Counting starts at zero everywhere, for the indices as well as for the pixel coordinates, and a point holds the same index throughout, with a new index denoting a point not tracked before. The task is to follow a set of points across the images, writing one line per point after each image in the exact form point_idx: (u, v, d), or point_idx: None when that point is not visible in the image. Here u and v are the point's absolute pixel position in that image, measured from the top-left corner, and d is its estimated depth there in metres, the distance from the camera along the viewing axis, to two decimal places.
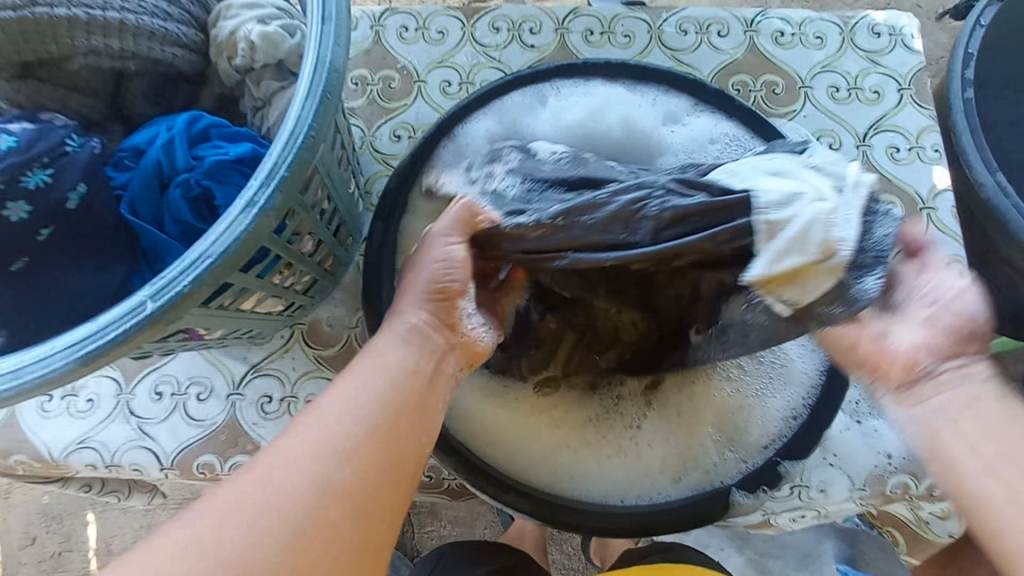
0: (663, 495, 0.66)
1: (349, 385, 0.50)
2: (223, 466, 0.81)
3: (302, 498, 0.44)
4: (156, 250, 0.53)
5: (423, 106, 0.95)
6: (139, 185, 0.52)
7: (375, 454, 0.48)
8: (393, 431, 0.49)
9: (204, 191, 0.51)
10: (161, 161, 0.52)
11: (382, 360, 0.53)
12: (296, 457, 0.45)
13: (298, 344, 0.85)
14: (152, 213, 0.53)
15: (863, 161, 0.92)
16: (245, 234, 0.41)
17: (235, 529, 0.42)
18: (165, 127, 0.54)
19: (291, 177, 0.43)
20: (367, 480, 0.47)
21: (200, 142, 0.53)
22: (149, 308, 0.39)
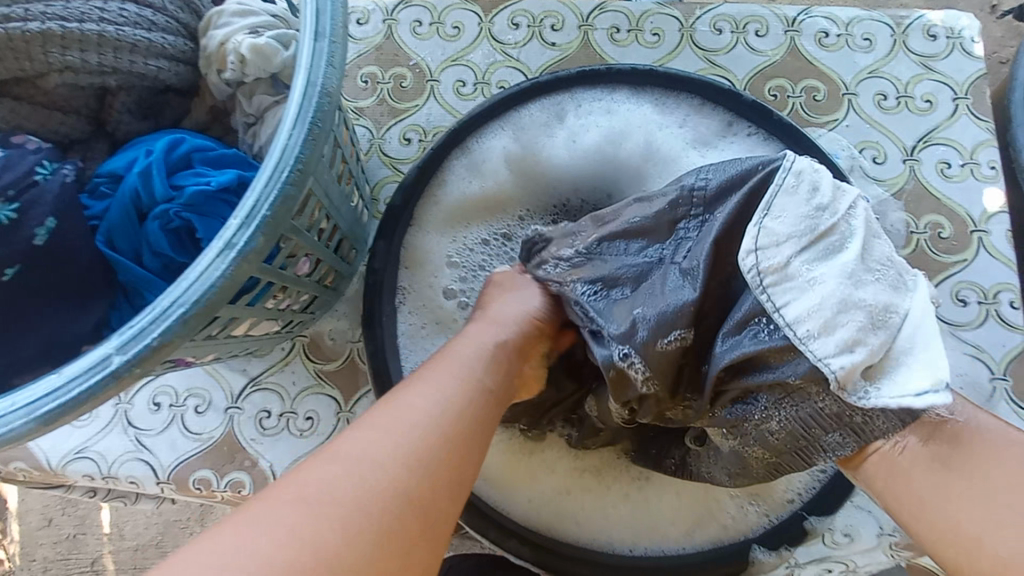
0: (675, 544, 0.62)
1: (417, 391, 0.46)
2: (219, 483, 0.78)
3: (364, 501, 0.39)
4: (136, 285, 0.49)
5: (436, 107, 0.89)
6: (116, 215, 0.49)
7: (427, 457, 0.42)
8: (451, 436, 0.44)
9: (185, 223, 0.47)
10: (138, 190, 0.48)
11: (442, 369, 0.48)
12: (347, 459, 0.41)
13: (298, 357, 0.82)
14: (130, 244, 0.49)
15: (910, 176, 0.85)
16: (221, 280, 0.37)
17: (290, 526, 0.37)
18: (144, 151, 0.50)
19: (274, 216, 0.39)
20: (415, 487, 0.41)
21: (181, 169, 0.49)
22: (115, 362, 0.35)
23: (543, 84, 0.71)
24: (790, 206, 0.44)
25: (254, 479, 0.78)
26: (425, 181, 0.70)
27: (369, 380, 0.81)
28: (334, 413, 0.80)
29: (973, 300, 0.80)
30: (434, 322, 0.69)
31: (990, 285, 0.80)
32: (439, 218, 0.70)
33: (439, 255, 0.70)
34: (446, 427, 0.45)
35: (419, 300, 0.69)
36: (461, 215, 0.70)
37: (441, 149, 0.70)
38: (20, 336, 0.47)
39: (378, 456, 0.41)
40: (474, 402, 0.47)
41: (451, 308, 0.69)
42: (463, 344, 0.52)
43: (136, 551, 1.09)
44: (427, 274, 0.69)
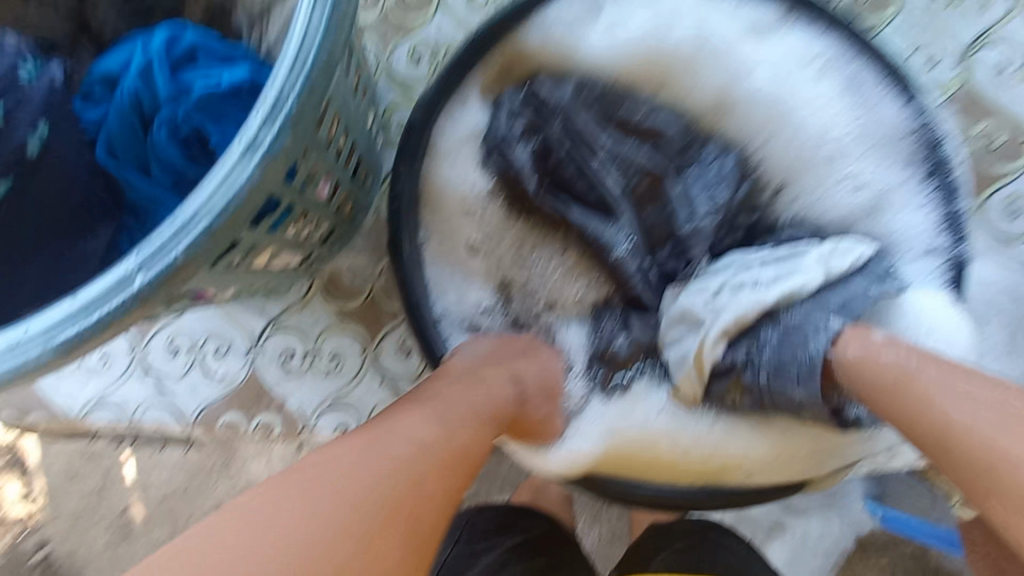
0: (728, 480, 0.61)
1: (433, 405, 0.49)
2: (248, 425, 0.77)
3: (379, 482, 0.40)
4: (148, 206, 0.45)
5: (445, 20, 0.81)
6: (116, 124, 0.44)
7: (413, 461, 0.42)
8: (440, 445, 0.45)
9: (194, 129, 0.42)
10: (138, 92, 0.43)
11: (460, 394, 0.50)
12: (336, 460, 0.41)
13: (317, 297, 0.78)
14: (136, 160, 0.45)
15: (964, 82, 0.78)
16: (247, 187, 0.32)
17: (299, 507, 0.37)
18: (139, 46, 0.44)
19: (299, 112, 0.33)
20: (403, 486, 0.41)
21: (184, 66, 0.44)
22: (138, 283, 0.31)
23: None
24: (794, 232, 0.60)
25: (284, 420, 0.77)
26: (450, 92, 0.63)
27: (392, 317, 0.78)
28: (359, 352, 0.77)
29: None
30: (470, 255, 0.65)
31: None
32: (462, 139, 0.64)
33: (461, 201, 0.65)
34: (456, 442, 0.46)
35: (449, 232, 0.65)
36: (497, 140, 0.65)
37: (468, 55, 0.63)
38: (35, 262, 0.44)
39: (369, 464, 0.41)
40: (484, 425, 0.49)
41: (479, 263, 0.65)
42: (494, 373, 0.55)
43: None
44: (449, 211, 0.64)
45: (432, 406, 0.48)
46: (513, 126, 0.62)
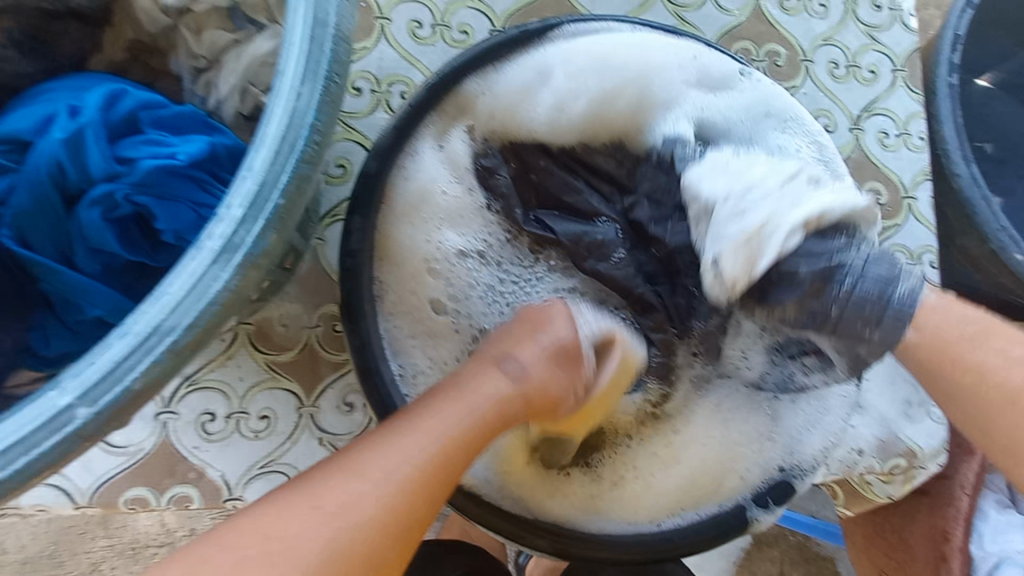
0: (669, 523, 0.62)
1: (431, 416, 0.47)
2: (159, 501, 0.67)
3: (359, 514, 0.41)
4: (66, 298, 0.42)
5: (389, 51, 0.77)
6: (28, 202, 0.41)
7: (392, 494, 0.42)
8: (431, 466, 0.45)
9: (137, 210, 0.41)
10: (61, 162, 0.41)
11: (482, 376, 0.51)
12: (351, 468, 0.43)
13: (244, 349, 0.70)
14: (53, 240, 0.42)
15: (855, 146, 0.89)
16: (223, 295, 0.28)
17: (282, 532, 0.40)
18: (67, 107, 0.42)
19: (285, 205, 0.29)
20: (408, 494, 0.43)
21: (123, 136, 0.43)
22: (81, 418, 0.26)
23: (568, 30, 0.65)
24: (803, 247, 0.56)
25: (204, 492, 0.67)
26: (404, 141, 0.61)
27: (332, 369, 0.72)
28: (294, 408, 0.70)
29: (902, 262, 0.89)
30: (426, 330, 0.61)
31: (915, 247, 0.89)
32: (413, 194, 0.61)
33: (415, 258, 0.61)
34: (465, 428, 0.48)
35: (400, 293, 0.60)
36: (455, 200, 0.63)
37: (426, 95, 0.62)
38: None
39: (375, 472, 0.43)
40: (500, 405, 0.50)
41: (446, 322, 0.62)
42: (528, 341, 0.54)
43: None
44: (401, 266, 0.61)
45: (453, 402, 0.48)
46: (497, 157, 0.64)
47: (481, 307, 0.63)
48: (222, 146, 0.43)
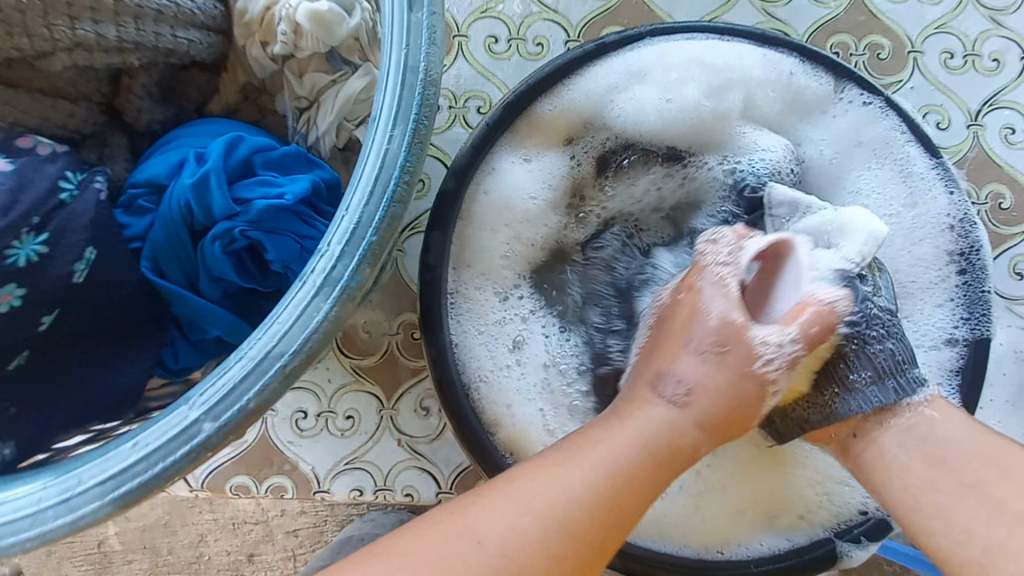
0: (731, 550, 0.58)
1: (600, 448, 0.45)
2: (258, 488, 0.74)
3: (552, 542, 0.40)
4: (194, 320, 0.46)
5: (466, 67, 0.80)
6: (161, 233, 0.44)
7: (582, 521, 0.42)
8: (609, 496, 0.43)
9: (252, 243, 0.44)
10: (191, 203, 0.43)
11: (645, 406, 0.49)
12: (554, 475, 0.43)
13: (332, 353, 0.76)
14: (183, 270, 0.45)
15: (974, 144, 0.80)
16: (325, 322, 0.30)
17: (472, 571, 0.39)
18: (195, 152, 0.45)
19: (380, 241, 0.31)
20: (614, 516, 0.43)
21: (243, 176, 0.45)
22: (205, 430, 0.29)
23: (642, 46, 0.65)
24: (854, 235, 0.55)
25: (297, 482, 0.74)
26: (484, 159, 0.62)
27: (411, 374, 0.76)
28: (376, 411, 0.75)
29: None
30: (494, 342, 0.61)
31: None
32: (499, 206, 0.62)
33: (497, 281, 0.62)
34: (642, 454, 0.46)
35: (476, 305, 0.61)
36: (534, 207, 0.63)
37: (502, 115, 0.63)
38: (71, 393, 0.42)
39: (576, 488, 0.42)
40: (671, 438, 0.48)
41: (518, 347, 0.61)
42: (680, 352, 0.52)
43: None
44: (491, 291, 0.62)
45: (625, 432, 0.47)
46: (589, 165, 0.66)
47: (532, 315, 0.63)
48: (323, 181, 0.45)
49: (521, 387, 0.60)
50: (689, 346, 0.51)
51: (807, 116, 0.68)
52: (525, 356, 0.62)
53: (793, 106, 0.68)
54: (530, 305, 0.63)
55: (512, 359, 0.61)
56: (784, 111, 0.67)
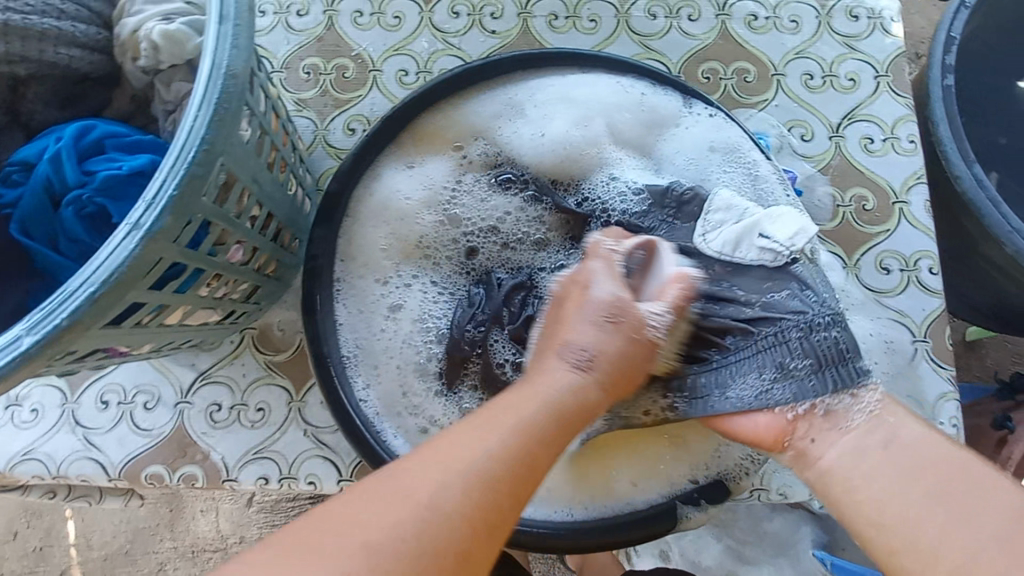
0: (576, 512, 0.64)
1: (513, 412, 0.47)
2: (172, 477, 0.79)
3: (461, 497, 0.42)
4: (51, 273, 0.48)
5: (379, 96, 0.91)
6: (27, 203, 0.48)
7: (485, 477, 0.43)
8: (517, 458, 0.45)
9: (99, 208, 0.46)
10: (49, 176, 0.48)
11: (551, 369, 0.52)
12: (466, 433, 0.46)
13: (248, 350, 0.82)
14: (45, 235, 0.48)
15: (837, 153, 0.88)
16: (130, 259, 0.37)
17: (379, 515, 0.41)
18: (53, 138, 0.50)
19: (181, 197, 0.39)
20: (526, 466, 0.45)
21: (93, 155, 0.49)
22: (24, 343, 0.36)
23: (515, 75, 0.73)
24: (782, 228, 0.63)
25: (207, 471, 0.79)
26: (368, 166, 0.71)
27: None
28: (285, 403, 0.81)
29: (896, 268, 0.84)
30: (371, 324, 0.68)
31: (910, 253, 0.85)
32: (380, 205, 0.70)
33: (376, 271, 0.69)
34: (552, 414, 0.49)
35: (358, 293, 0.69)
36: (415, 205, 0.70)
37: (375, 138, 0.71)
38: None
39: (489, 441, 0.45)
40: (575, 398, 0.51)
41: (393, 324, 0.68)
42: (576, 320, 0.55)
43: (104, 560, 1.18)
44: (370, 283, 0.69)
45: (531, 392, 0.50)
46: (480, 178, 0.72)
47: (417, 302, 0.69)
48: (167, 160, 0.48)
49: (403, 350, 0.67)
50: (584, 316, 0.54)
51: (661, 134, 0.73)
52: (399, 335, 0.68)
53: (648, 128, 0.73)
54: (419, 286, 0.69)
55: (403, 326, 0.68)
56: (644, 133, 0.72)
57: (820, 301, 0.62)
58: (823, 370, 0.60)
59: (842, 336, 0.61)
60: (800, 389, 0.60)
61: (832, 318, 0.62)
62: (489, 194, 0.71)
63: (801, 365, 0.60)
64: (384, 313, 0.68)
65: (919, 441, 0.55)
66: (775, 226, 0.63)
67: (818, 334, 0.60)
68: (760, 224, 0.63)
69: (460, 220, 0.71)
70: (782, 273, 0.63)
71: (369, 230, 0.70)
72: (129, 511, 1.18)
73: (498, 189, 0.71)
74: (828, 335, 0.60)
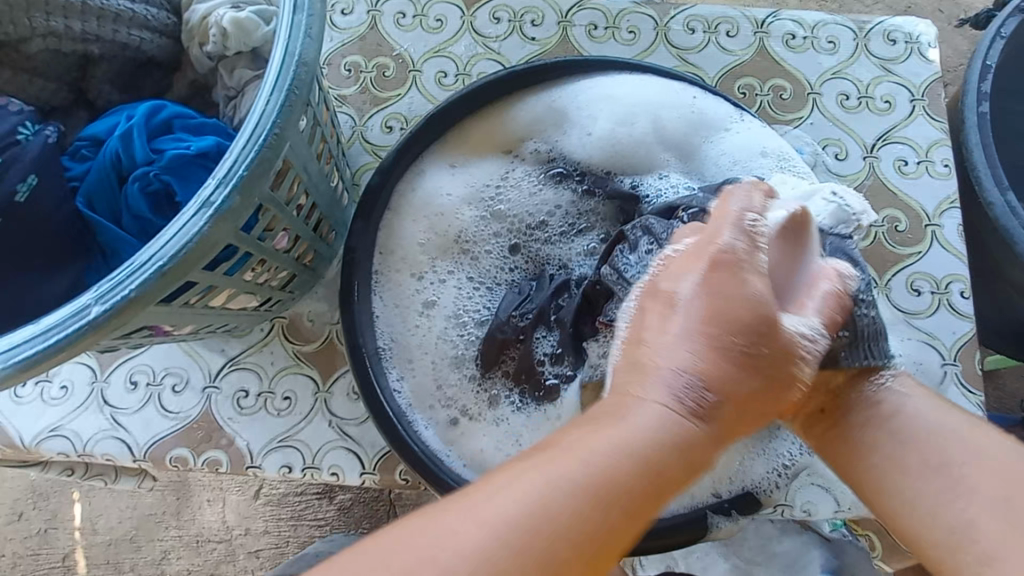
0: None
1: (584, 458, 0.40)
2: (196, 461, 0.79)
3: (501, 570, 0.36)
4: (113, 247, 0.50)
5: (417, 96, 0.92)
6: (98, 178, 0.50)
7: (568, 536, 0.37)
8: (580, 524, 0.38)
9: (164, 186, 0.48)
10: (119, 153, 0.49)
11: (637, 405, 0.44)
12: (589, 462, 0.39)
13: (276, 339, 0.83)
14: (109, 208, 0.51)
15: (870, 174, 0.88)
16: (199, 236, 0.38)
17: (428, 571, 0.35)
18: (124, 117, 0.52)
19: (250, 178, 0.40)
20: (585, 535, 0.38)
21: (160, 134, 0.51)
22: (93, 312, 0.37)
23: (563, 76, 0.74)
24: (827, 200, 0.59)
25: (231, 458, 0.79)
26: (411, 162, 0.72)
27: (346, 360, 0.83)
28: (311, 393, 0.81)
29: (926, 291, 0.84)
30: (407, 318, 0.69)
31: (942, 276, 0.85)
32: (421, 201, 0.72)
33: (413, 265, 0.70)
34: (631, 466, 0.40)
35: (395, 286, 0.70)
36: (456, 201, 0.72)
37: (418, 136, 0.71)
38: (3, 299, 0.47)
39: (580, 484, 0.38)
40: (674, 444, 0.43)
41: (426, 318, 0.69)
42: (670, 340, 0.47)
43: (108, 545, 1.18)
44: (407, 277, 0.70)
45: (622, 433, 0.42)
46: (530, 174, 0.74)
47: (454, 294, 0.70)
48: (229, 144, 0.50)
49: (438, 345, 0.69)
50: (678, 333, 0.47)
51: (709, 137, 0.72)
52: (433, 330, 0.69)
53: (695, 131, 0.72)
54: (454, 282, 0.71)
55: (440, 320, 0.70)
56: (691, 135, 0.72)
57: (863, 275, 0.57)
58: (854, 343, 0.55)
59: (878, 320, 0.57)
60: (874, 351, 0.56)
61: (876, 298, 0.57)
62: (538, 187, 0.73)
63: (833, 335, 0.55)
64: (419, 308, 0.70)
65: (929, 413, 0.54)
66: (813, 199, 0.60)
67: (862, 310, 0.55)
68: (810, 189, 0.60)
69: (505, 215, 0.72)
70: (834, 237, 0.58)
71: (406, 225, 0.71)
72: (136, 496, 1.19)
73: (549, 182, 0.73)
74: (865, 311, 0.56)
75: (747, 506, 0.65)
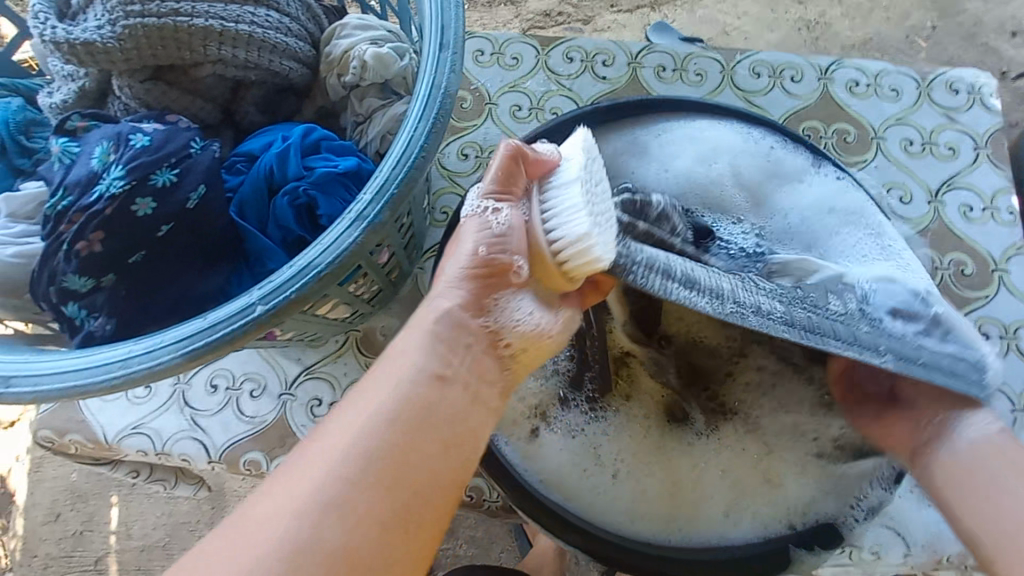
0: (670, 538, 0.64)
1: (370, 382, 0.48)
2: (268, 465, 0.82)
3: (347, 467, 0.44)
4: (259, 255, 0.56)
5: (492, 128, 0.97)
6: (250, 190, 0.56)
7: (377, 437, 0.45)
8: (385, 433, 0.45)
9: (309, 201, 0.55)
10: (273, 168, 0.56)
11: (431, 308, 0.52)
12: (360, 393, 0.48)
13: (351, 351, 0.86)
14: (257, 216, 0.57)
15: (934, 217, 0.90)
16: (352, 246, 0.42)
17: (300, 484, 0.43)
18: (279, 137, 0.58)
19: (399, 194, 0.44)
20: (425, 409, 0.47)
21: (311, 153, 0.57)
22: (258, 310, 0.41)
23: (646, 118, 0.79)
24: None
25: None
26: None
27: None
28: None
29: (995, 336, 0.84)
30: None
31: (1011, 321, 0.85)
32: None
33: None
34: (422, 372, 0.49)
35: None
36: None
37: None
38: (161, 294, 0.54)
39: (362, 419, 0.46)
40: (478, 337, 0.52)
41: None
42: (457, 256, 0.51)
43: (141, 551, 1.19)
44: None
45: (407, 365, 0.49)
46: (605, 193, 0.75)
47: None
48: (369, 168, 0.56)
49: None
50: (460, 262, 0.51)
51: (784, 182, 0.75)
52: None
53: (771, 176, 0.75)
54: None
55: None
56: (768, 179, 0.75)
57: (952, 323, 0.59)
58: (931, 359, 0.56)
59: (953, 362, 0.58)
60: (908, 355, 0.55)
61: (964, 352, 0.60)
62: None
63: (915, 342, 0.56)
64: None
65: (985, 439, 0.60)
66: None
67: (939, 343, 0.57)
68: None
69: None
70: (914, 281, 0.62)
71: None
72: (172, 503, 1.21)
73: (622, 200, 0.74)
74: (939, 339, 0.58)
75: (826, 542, 0.65)
